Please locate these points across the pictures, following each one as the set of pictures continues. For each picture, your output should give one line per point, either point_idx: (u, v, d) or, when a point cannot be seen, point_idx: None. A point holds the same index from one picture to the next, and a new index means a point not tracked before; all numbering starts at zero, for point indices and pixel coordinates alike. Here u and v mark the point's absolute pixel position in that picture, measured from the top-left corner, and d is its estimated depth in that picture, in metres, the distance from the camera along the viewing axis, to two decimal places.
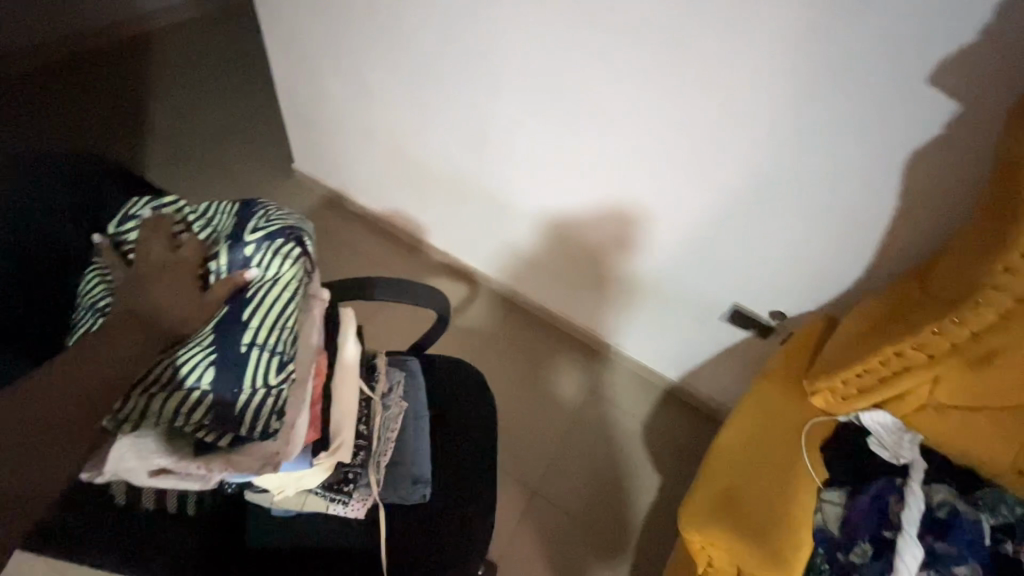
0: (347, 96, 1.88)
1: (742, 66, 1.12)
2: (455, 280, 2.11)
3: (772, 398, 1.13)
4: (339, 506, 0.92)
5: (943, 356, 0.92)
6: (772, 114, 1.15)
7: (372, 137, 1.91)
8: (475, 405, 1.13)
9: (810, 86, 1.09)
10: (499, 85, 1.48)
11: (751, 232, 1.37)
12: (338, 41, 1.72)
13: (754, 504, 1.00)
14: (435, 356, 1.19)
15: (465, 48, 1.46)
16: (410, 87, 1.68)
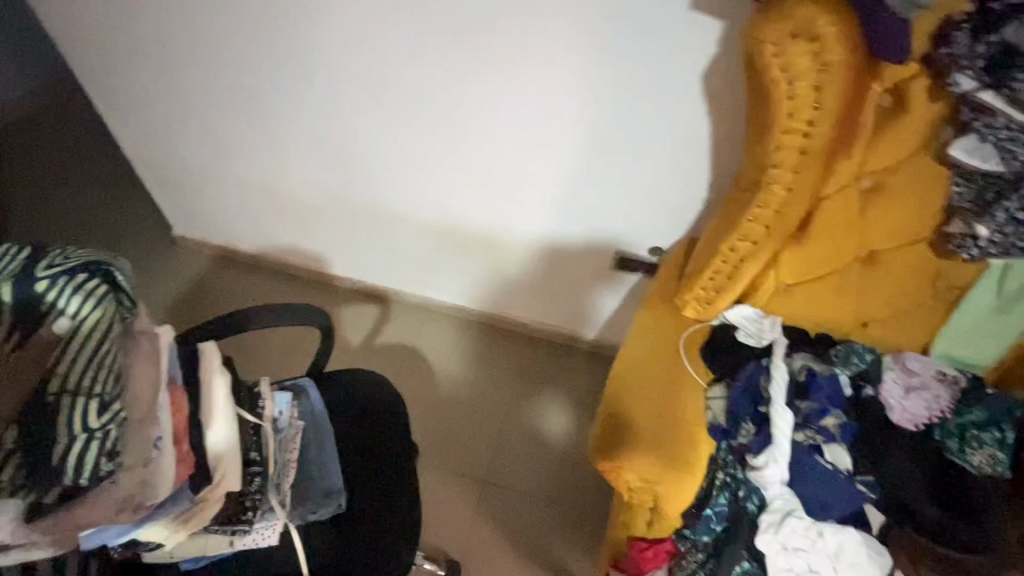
0: (208, 148, 1.85)
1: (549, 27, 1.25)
2: (369, 303, 2.12)
3: (652, 320, 1.21)
4: (243, 538, 0.91)
5: (765, 241, 1.03)
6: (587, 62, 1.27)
7: (244, 183, 1.90)
8: (381, 405, 1.15)
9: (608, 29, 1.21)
10: (350, 99, 1.54)
11: (610, 181, 1.48)
12: (183, 96, 1.71)
13: (653, 419, 1.05)
14: (331, 371, 1.18)
15: (305, 71, 1.51)
16: (267, 124, 1.70)
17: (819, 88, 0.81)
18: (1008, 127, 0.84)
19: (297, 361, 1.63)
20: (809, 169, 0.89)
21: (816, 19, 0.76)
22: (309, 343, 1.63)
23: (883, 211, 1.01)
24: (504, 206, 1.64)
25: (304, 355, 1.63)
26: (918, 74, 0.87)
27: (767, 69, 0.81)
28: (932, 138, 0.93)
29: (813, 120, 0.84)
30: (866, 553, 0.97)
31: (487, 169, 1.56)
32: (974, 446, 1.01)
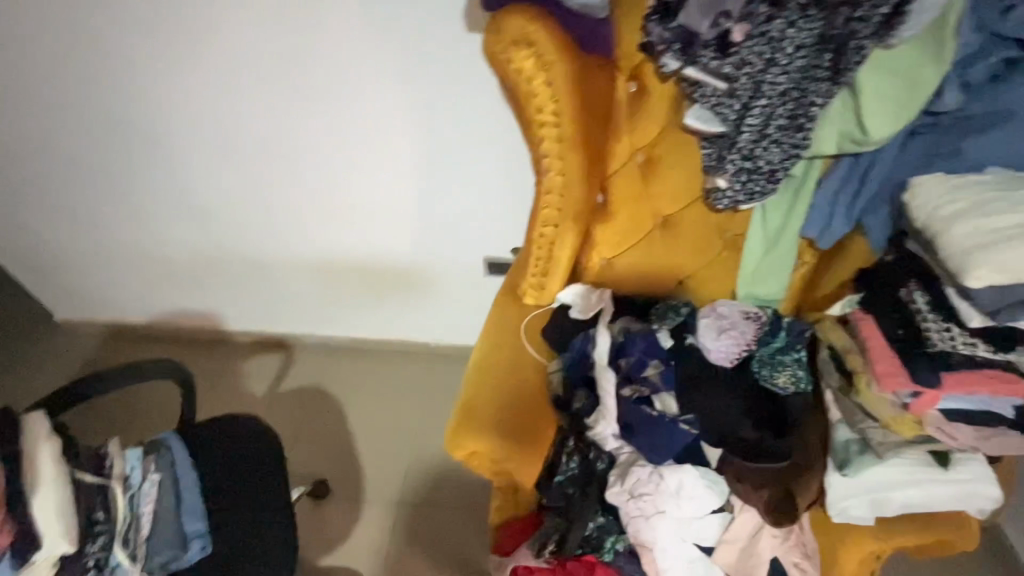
0: (76, 227, 1.87)
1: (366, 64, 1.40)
2: (270, 352, 2.13)
3: (498, 315, 1.29)
4: None
5: (566, 224, 1.14)
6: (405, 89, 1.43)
7: (121, 257, 1.92)
8: (248, 445, 1.16)
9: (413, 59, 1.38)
10: (207, 156, 1.64)
11: (456, 194, 1.61)
12: (41, 181, 1.75)
13: (497, 402, 1.12)
14: (192, 425, 1.18)
15: (161, 139, 1.61)
16: (132, 195, 1.75)
17: (551, 82, 0.93)
18: (716, 96, 0.96)
19: (167, 412, 1.69)
20: (570, 153, 1.01)
21: (527, 27, 0.89)
22: (174, 395, 1.71)
23: (660, 180, 1.14)
24: (372, 233, 1.75)
25: (172, 406, 1.69)
26: (643, 59, 1.02)
27: (508, 71, 0.93)
28: (676, 112, 1.06)
29: (557, 112, 0.95)
30: (699, 485, 1.06)
31: (345, 200, 1.68)
32: (779, 369, 1.13)
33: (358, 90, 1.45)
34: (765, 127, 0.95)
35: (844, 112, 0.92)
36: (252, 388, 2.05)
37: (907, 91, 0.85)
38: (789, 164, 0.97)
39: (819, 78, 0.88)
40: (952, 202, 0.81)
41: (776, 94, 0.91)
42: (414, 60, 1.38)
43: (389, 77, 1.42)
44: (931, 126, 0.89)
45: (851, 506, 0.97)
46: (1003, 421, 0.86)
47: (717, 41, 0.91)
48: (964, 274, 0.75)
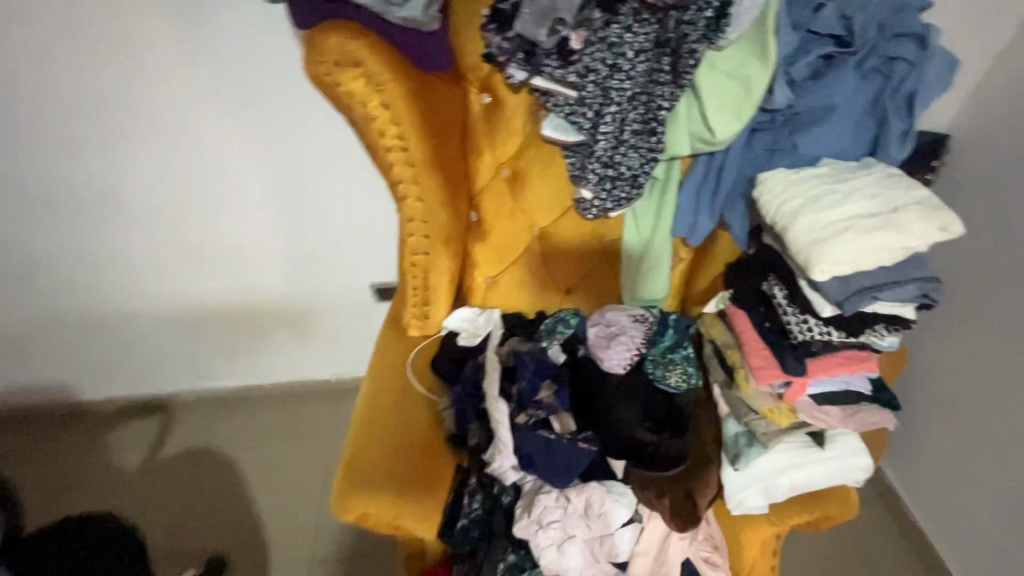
0: None
1: (201, 88, 1.28)
2: (140, 416, 1.87)
3: (381, 353, 1.18)
4: None
5: (436, 252, 1.06)
6: (251, 114, 1.33)
7: None
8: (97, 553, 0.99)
9: (254, 81, 1.28)
10: (29, 201, 1.43)
11: (326, 221, 1.52)
12: None
13: (383, 454, 1.01)
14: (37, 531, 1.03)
15: None
16: None
17: (387, 104, 0.84)
18: (568, 105, 0.91)
19: None
20: (425, 177, 0.93)
21: (348, 44, 0.79)
22: None
23: (530, 192, 1.09)
24: (244, 270, 1.60)
25: None
26: (490, 71, 0.97)
27: (338, 96, 0.83)
28: (533, 122, 1.02)
29: (401, 135, 0.87)
30: (604, 501, 1.03)
31: (204, 238, 1.53)
32: (671, 368, 1.11)
33: (192, 119, 1.33)
34: (620, 132, 0.92)
35: (690, 114, 0.91)
36: (124, 462, 1.76)
37: (742, 91, 0.86)
38: (648, 167, 0.95)
39: (662, 81, 0.87)
40: (793, 197, 0.83)
41: (625, 99, 0.88)
42: (253, 86, 1.29)
43: (225, 104, 1.31)
44: (768, 122, 0.90)
45: (746, 497, 0.99)
46: (863, 397, 0.91)
47: (557, 49, 0.86)
48: (809, 269, 0.77)
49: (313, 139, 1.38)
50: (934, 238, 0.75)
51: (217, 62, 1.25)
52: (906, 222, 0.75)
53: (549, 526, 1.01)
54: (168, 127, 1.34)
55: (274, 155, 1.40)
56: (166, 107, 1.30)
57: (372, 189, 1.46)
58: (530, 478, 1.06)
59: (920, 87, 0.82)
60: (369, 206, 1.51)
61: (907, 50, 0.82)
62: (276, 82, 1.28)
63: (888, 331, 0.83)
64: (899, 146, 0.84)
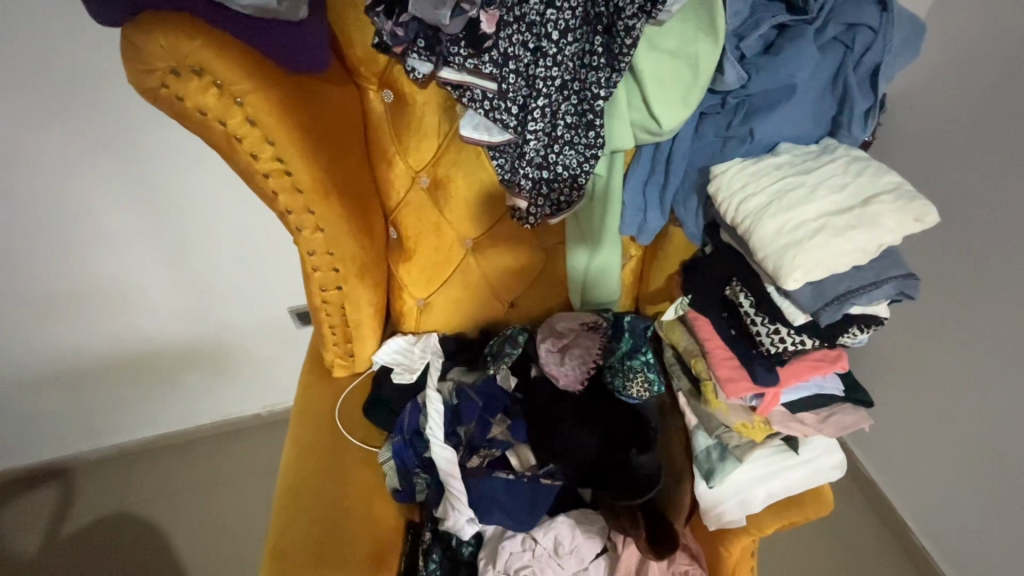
0: None
1: (20, 103, 1.00)
2: (32, 486, 1.59)
3: (303, 403, 1.01)
4: None
5: (350, 285, 0.89)
6: (96, 130, 1.06)
7: None
8: None
9: (91, 90, 1.01)
10: None
11: (218, 245, 1.29)
12: None
13: (314, 529, 0.86)
14: None
15: None
16: None
17: (254, 120, 0.65)
18: (487, 100, 0.75)
19: None
20: (320, 203, 0.75)
21: (182, 45, 0.59)
22: None
23: (454, 202, 0.93)
24: (128, 312, 1.35)
25: None
26: (387, 63, 0.80)
27: (186, 114, 0.64)
28: (449, 120, 0.85)
29: (280, 156, 0.69)
30: (574, 536, 0.94)
31: (67, 282, 1.26)
32: (631, 377, 0.98)
33: (14, 144, 1.05)
34: (552, 127, 0.78)
35: (630, 100, 0.78)
36: (19, 547, 1.49)
37: (689, 72, 0.74)
38: (588, 166, 0.80)
39: (595, 64, 0.73)
40: (754, 193, 0.72)
41: (554, 89, 0.74)
42: (85, 98, 1.02)
43: (53, 121, 1.04)
44: (718, 106, 0.80)
45: (723, 512, 0.91)
46: (836, 398, 0.84)
47: (466, 33, 0.69)
48: (781, 278, 0.67)
49: (181, 154, 1.13)
50: (908, 231, 0.67)
51: (27, 70, 0.97)
52: (880, 216, 0.66)
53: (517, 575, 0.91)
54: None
55: (133, 177, 1.14)
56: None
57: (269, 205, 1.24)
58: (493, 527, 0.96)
59: (883, 56, 0.73)
60: (267, 224, 1.28)
61: (867, 15, 0.72)
62: (114, 91, 1.02)
63: (861, 331, 0.75)
64: (861, 126, 0.75)
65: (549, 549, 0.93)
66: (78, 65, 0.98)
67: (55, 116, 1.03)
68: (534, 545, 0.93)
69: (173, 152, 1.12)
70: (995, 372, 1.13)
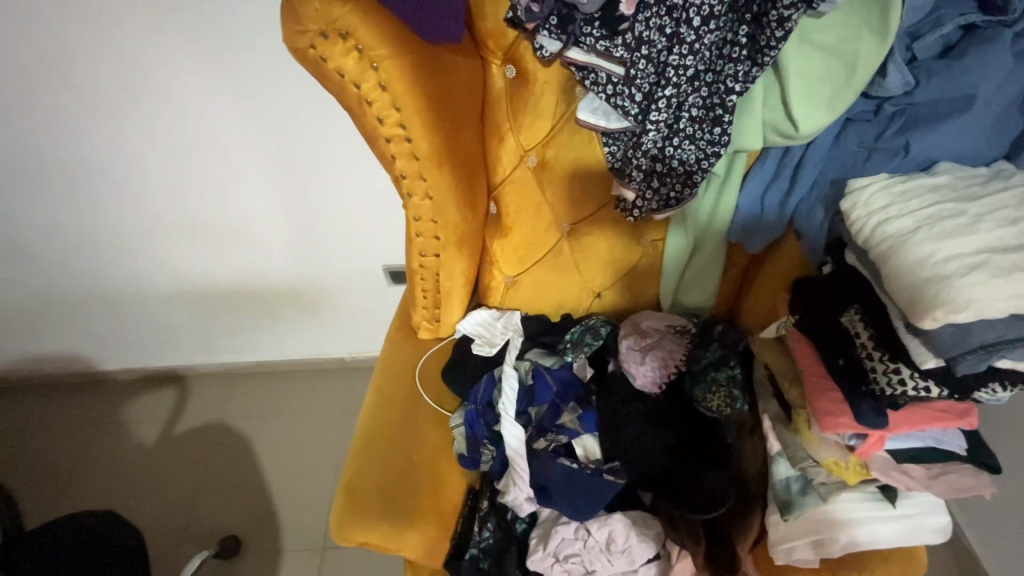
0: None
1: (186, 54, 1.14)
2: (156, 386, 1.84)
3: (389, 356, 1.07)
4: None
5: (447, 254, 0.91)
6: (242, 82, 1.18)
7: None
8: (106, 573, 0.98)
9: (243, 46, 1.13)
10: (22, 174, 1.34)
11: (328, 197, 1.38)
12: None
13: (385, 477, 0.92)
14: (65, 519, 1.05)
15: None
16: None
17: (385, 85, 0.68)
18: (611, 84, 0.73)
19: None
20: (433, 172, 0.77)
21: (335, 9, 0.62)
22: None
23: (560, 184, 0.93)
24: (246, 249, 1.50)
25: None
26: (515, 37, 0.79)
27: (327, 75, 0.67)
28: (567, 102, 0.84)
29: (404, 123, 0.71)
30: (626, 536, 0.93)
31: (201, 215, 1.42)
32: (713, 389, 0.95)
33: (175, 87, 1.19)
34: (675, 119, 0.75)
35: (767, 97, 0.72)
36: (141, 435, 1.74)
37: (844, 71, 0.66)
38: (707, 164, 0.77)
39: (736, 56, 0.69)
40: (899, 216, 0.65)
41: (684, 78, 0.71)
42: (238, 53, 1.13)
43: (208, 69, 1.16)
44: (870, 113, 0.72)
45: (794, 548, 0.85)
46: (955, 456, 0.75)
47: (602, 14, 0.68)
48: (918, 315, 0.59)
49: (309, 112, 1.22)
50: None
51: (194, 21, 1.10)
52: None
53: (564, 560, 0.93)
54: (148, 95, 1.20)
55: (265, 125, 1.24)
56: (147, 74, 1.17)
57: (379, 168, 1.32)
58: (548, 509, 0.97)
59: None
60: (373, 183, 1.35)
61: None
62: (260, 49, 1.13)
63: (1003, 389, 0.66)
64: None
65: (599, 544, 0.93)
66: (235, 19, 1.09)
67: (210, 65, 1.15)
68: (585, 537, 0.93)
69: (304, 109, 1.22)
70: None
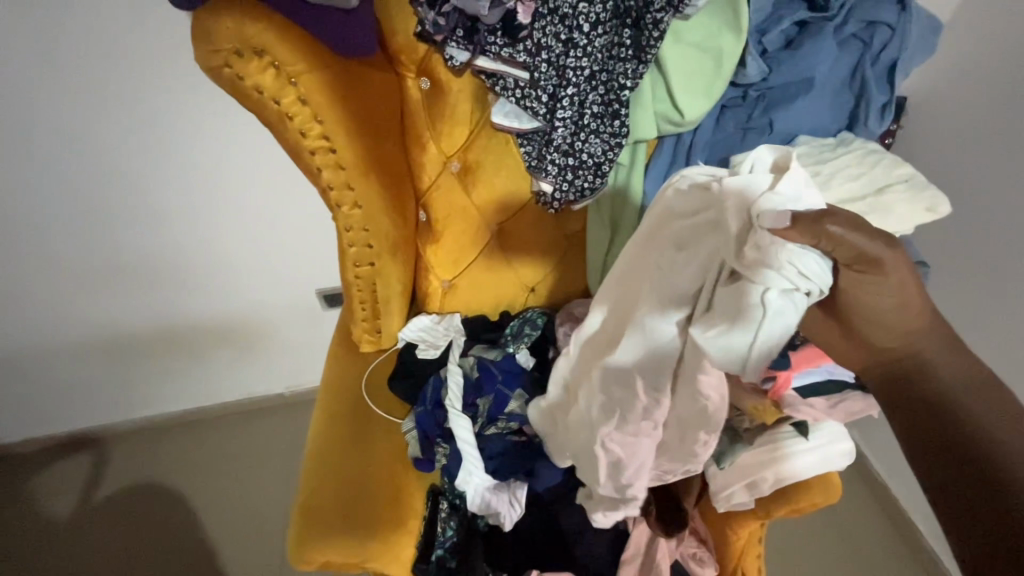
0: None
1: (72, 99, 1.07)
2: (71, 452, 1.67)
3: (334, 372, 1.07)
4: None
5: (381, 261, 0.94)
6: (139, 129, 1.13)
7: None
8: None
9: (125, 85, 1.07)
10: None
11: (248, 227, 1.34)
12: None
13: (340, 491, 0.91)
14: None
15: None
16: None
17: (306, 99, 0.70)
18: (519, 89, 0.80)
19: None
20: (360, 180, 0.80)
21: (249, 28, 0.64)
22: None
23: (484, 186, 0.97)
24: (164, 292, 1.42)
25: None
26: (426, 51, 0.84)
27: (244, 92, 0.69)
28: (481, 109, 0.90)
29: (326, 134, 0.74)
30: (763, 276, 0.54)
31: (109, 261, 1.33)
32: None
33: (62, 132, 1.11)
34: (580, 117, 0.81)
35: (655, 92, 0.81)
36: (56, 508, 1.58)
37: (713, 65, 0.78)
38: (613, 154, 0.84)
39: (623, 56, 0.77)
40: None
41: (582, 78, 0.78)
42: (123, 94, 1.08)
43: (105, 98, 1.07)
44: (740, 99, 0.83)
45: (732, 493, 0.95)
46: (846, 384, 0.88)
47: (502, 24, 0.75)
48: None
49: (215, 150, 1.19)
50: (921, 219, 0.72)
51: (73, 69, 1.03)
52: (893, 204, 0.71)
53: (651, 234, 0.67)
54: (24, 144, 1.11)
55: (171, 163, 1.19)
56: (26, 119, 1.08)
57: (295, 198, 1.30)
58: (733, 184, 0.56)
59: (901, 53, 0.77)
60: (296, 210, 1.33)
61: (886, 13, 0.76)
62: (158, 91, 1.08)
63: None
64: (877, 119, 0.80)
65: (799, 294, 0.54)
66: (138, 38, 1.02)
67: (108, 89, 1.06)
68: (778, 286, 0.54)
69: (212, 148, 1.19)
70: (1005, 363, 1.15)
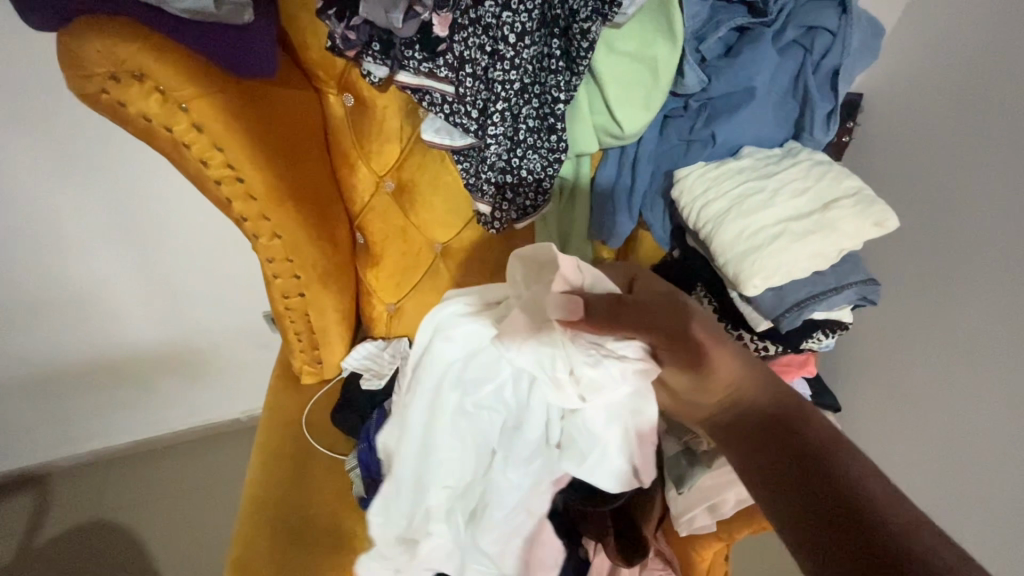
0: None
1: None
2: (8, 494, 1.56)
3: (272, 408, 1.00)
4: None
5: (312, 290, 0.87)
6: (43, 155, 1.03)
7: None
8: None
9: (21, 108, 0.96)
10: None
11: (182, 251, 1.25)
12: None
13: (277, 542, 0.85)
14: None
15: None
16: None
17: (201, 126, 0.64)
18: (446, 104, 0.74)
19: None
20: (275, 210, 0.74)
21: (122, 51, 0.58)
22: None
23: (422, 206, 0.91)
24: (96, 322, 1.32)
25: None
26: (344, 66, 0.78)
27: (129, 121, 0.63)
28: (411, 124, 0.83)
29: (231, 163, 0.67)
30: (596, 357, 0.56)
31: (30, 294, 1.23)
32: None
33: None
34: (515, 132, 0.75)
35: (592, 103, 0.76)
36: None
37: (650, 76, 0.73)
38: (553, 170, 0.78)
39: (554, 68, 0.72)
40: (715, 198, 0.73)
41: (513, 92, 0.71)
42: (21, 118, 0.98)
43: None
44: (681, 109, 0.79)
45: (693, 517, 0.91)
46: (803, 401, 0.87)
47: (420, 37, 0.69)
48: (742, 285, 0.69)
49: (134, 173, 1.09)
50: (869, 235, 0.68)
51: None
52: (838, 221, 0.68)
53: (471, 390, 0.66)
54: None
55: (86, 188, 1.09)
56: None
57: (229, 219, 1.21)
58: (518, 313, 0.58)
59: (843, 59, 0.73)
60: (231, 232, 1.24)
61: (825, 18, 0.72)
62: (59, 113, 0.99)
63: (826, 336, 0.78)
64: (822, 128, 0.76)
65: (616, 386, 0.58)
66: (29, 56, 0.92)
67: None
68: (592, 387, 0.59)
69: (130, 171, 1.09)
70: None
